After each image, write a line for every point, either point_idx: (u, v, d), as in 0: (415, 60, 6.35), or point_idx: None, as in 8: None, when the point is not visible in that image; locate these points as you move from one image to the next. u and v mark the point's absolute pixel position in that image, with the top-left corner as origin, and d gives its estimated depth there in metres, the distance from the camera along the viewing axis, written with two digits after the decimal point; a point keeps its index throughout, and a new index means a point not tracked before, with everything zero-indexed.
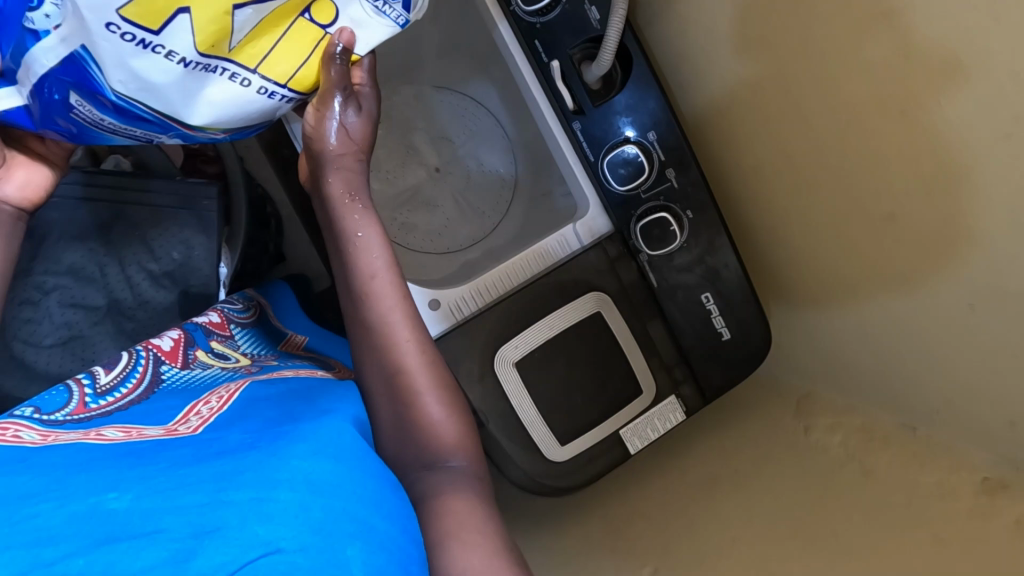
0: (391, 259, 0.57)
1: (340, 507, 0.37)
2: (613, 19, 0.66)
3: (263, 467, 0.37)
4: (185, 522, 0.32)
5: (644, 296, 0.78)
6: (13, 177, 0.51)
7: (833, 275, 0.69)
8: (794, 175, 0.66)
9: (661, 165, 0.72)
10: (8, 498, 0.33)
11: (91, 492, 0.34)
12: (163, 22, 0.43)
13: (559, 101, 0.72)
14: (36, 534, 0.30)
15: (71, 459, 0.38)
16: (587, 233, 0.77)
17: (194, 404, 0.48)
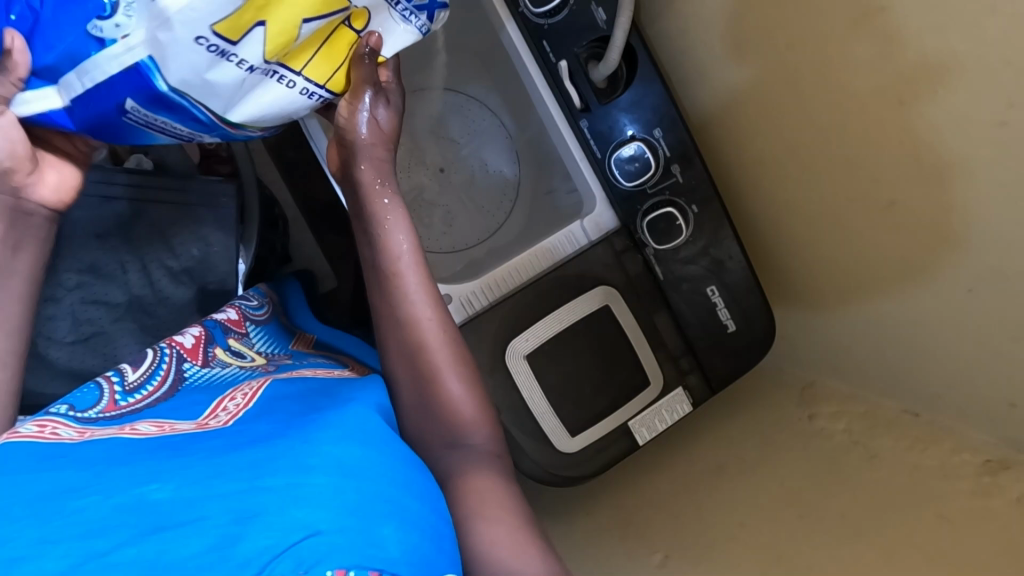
0: (415, 243, 0.59)
1: (370, 489, 0.38)
2: (620, 19, 0.67)
3: (297, 453, 0.39)
4: (229, 509, 0.33)
5: (651, 289, 0.80)
6: (48, 181, 0.53)
7: (834, 264, 0.71)
8: (798, 169, 0.68)
9: (666, 161, 0.74)
10: (50, 494, 0.34)
11: (132, 484, 0.35)
12: (242, 34, 0.46)
13: (566, 99, 0.74)
14: (84, 526, 0.32)
15: (111, 452, 0.39)
16: (594, 230, 0.79)
17: (220, 399, 0.49)
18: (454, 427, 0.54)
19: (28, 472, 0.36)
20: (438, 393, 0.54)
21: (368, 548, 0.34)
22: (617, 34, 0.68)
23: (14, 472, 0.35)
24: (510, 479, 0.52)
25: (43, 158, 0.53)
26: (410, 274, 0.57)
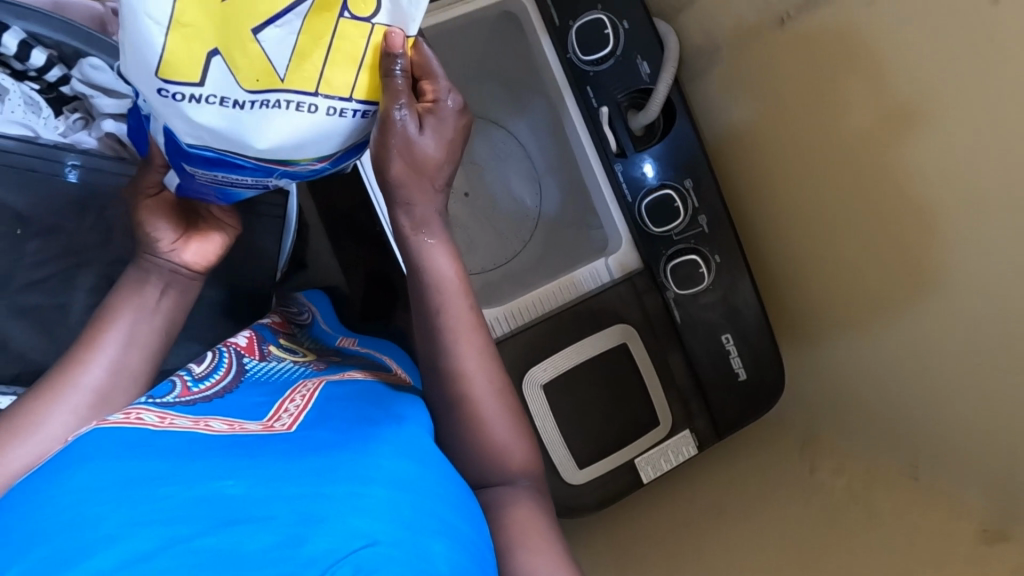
0: (463, 292, 0.56)
1: (423, 507, 0.40)
2: (663, 75, 0.72)
3: (357, 466, 0.41)
4: (300, 511, 0.35)
5: (668, 330, 0.82)
6: (190, 247, 0.58)
7: (845, 325, 0.74)
8: (822, 232, 0.71)
9: (694, 211, 0.77)
10: (132, 480, 0.35)
11: (209, 477, 0.37)
12: (201, 71, 0.38)
13: (602, 143, 0.78)
14: (167, 514, 0.33)
15: (186, 437, 0.41)
16: (618, 268, 0.82)
17: (281, 400, 0.50)
18: (484, 450, 0.56)
19: (117, 450, 0.37)
20: (472, 416, 0.56)
21: (424, 563, 0.35)
22: (658, 89, 0.72)
23: (101, 456, 0.37)
24: (534, 507, 0.54)
25: (193, 228, 0.58)
26: (454, 311, 0.56)
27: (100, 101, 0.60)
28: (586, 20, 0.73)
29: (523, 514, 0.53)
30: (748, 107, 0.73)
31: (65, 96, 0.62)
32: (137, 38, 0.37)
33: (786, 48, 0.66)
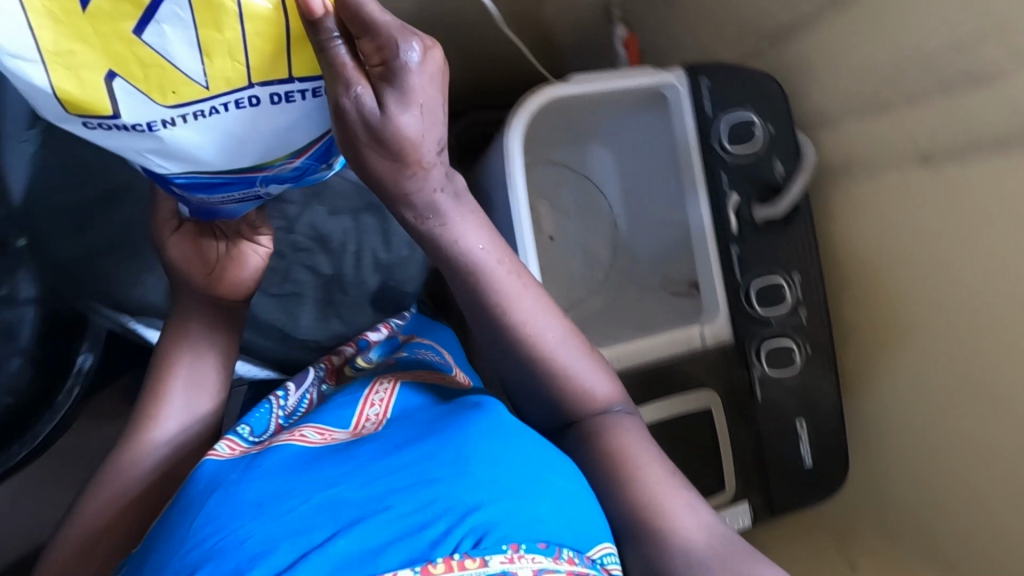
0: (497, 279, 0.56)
1: (522, 471, 0.50)
2: (798, 178, 0.81)
3: (445, 453, 0.50)
4: (406, 505, 0.46)
5: (748, 407, 0.87)
6: (223, 275, 0.64)
7: (913, 446, 0.78)
8: (912, 349, 0.76)
9: (796, 302, 0.84)
10: (264, 499, 0.47)
11: (324, 486, 0.47)
12: (109, 97, 0.41)
13: (723, 225, 0.86)
14: (300, 522, 0.45)
15: (288, 454, 0.51)
16: (711, 337, 0.87)
17: (366, 397, 0.60)
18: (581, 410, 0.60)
19: (229, 481, 0.49)
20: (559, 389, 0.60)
21: (539, 522, 0.47)
22: (792, 189, 0.81)
23: (234, 483, 0.48)
24: (636, 436, 0.59)
25: (222, 257, 0.63)
26: (501, 287, 0.56)
27: None
28: (738, 117, 0.83)
29: (631, 450, 0.57)
30: (866, 223, 0.79)
31: None
32: (26, 83, 0.39)
33: (918, 182, 0.72)
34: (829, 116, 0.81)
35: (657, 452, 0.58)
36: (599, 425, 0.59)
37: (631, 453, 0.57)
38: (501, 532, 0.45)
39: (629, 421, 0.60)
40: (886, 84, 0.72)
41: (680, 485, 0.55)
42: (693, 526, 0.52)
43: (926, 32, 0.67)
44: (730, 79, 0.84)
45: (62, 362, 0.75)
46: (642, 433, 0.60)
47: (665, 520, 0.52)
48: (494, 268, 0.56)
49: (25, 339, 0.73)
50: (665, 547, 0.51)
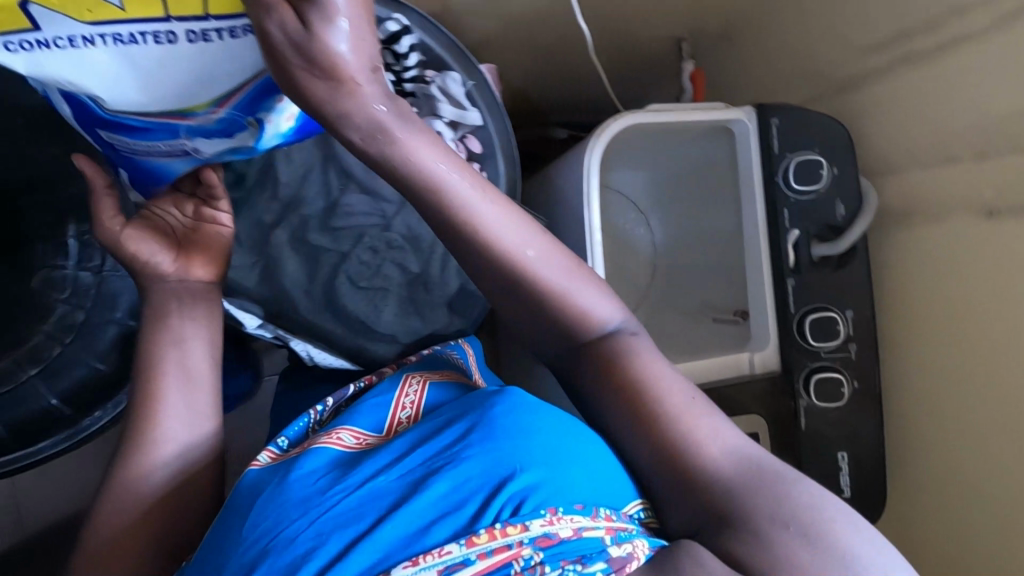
0: (475, 203, 0.59)
1: (549, 444, 0.57)
2: (860, 219, 0.85)
3: (472, 436, 0.58)
4: (443, 488, 0.55)
5: (792, 438, 0.89)
6: (191, 266, 0.69)
7: (948, 484, 0.82)
8: (958, 391, 0.80)
9: (848, 337, 0.88)
10: (312, 495, 0.56)
11: (363, 481, 0.56)
12: (28, 19, 0.48)
13: (781, 257, 0.90)
14: (345, 514, 0.55)
15: (327, 455, 0.60)
16: (760, 365, 0.92)
17: (396, 396, 0.67)
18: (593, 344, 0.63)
19: (272, 486, 0.58)
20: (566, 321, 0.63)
21: (570, 488, 0.55)
22: (852, 228, 0.85)
23: (284, 482, 0.58)
24: (643, 361, 0.61)
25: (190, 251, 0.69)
26: (471, 210, 0.59)
27: (443, 105, 0.70)
28: (805, 158, 0.87)
29: (648, 374, 0.60)
30: (920, 267, 0.84)
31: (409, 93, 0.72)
32: None
33: (976, 233, 0.76)
34: (892, 163, 0.86)
35: (677, 373, 0.61)
36: (609, 351, 0.62)
37: (646, 377, 0.60)
38: (538, 498, 0.53)
39: (641, 343, 0.63)
40: (952, 139, 0.77)
41: (698, 406, 0.59)
42: (717, 452, 0.56)
43: (996, 93, 0.72)
44: (800, 120, 0.88)
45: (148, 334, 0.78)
46: (659, 358, 0.62)
47: (687, 443, 0.57)
48: (472, 193, 0.59)
49: (121, 310, 0.77)
50: (693, 471, 0.56)
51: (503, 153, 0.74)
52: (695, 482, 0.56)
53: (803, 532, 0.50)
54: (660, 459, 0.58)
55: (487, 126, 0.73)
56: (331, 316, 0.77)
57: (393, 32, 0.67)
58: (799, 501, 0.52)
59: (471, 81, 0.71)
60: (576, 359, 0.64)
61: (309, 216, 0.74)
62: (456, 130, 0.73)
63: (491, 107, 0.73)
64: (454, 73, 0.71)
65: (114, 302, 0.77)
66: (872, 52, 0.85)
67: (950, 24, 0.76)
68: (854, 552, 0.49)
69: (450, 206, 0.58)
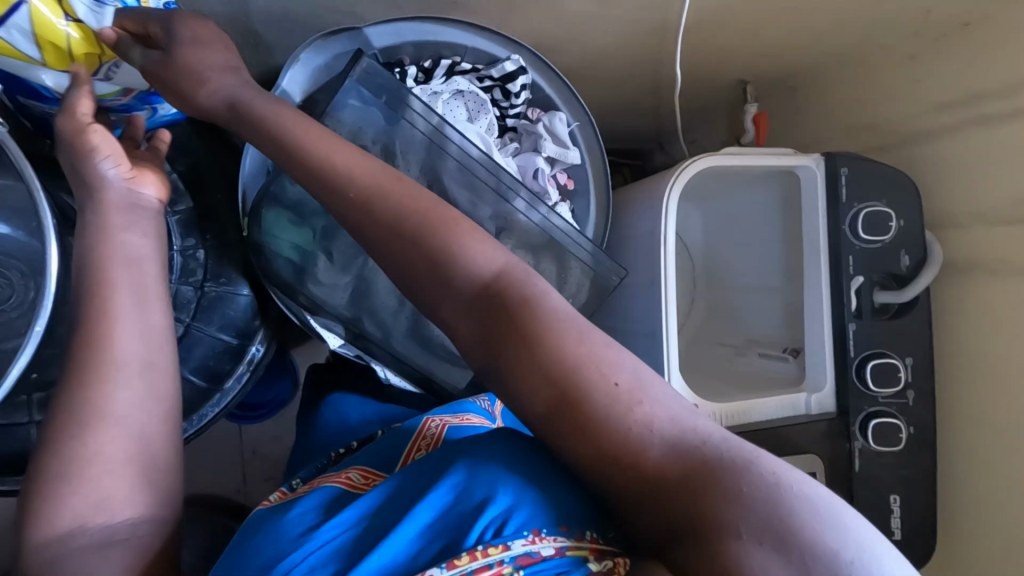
0: (372, 187, 0.59)
1: (537, 467, 0.51)
2: (925, 270, 0.87)
3: (458, 459, 0.52)
4: (425, 514, 0.49)
5: (845, 479, 0.91)
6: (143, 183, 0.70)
7: (999, 532, 0.84)
8: (1013, 441, 0.82)
9: (906, 383, 0.90)
10: (299, 533, 0.50)
11: (350, 516, 0.51)
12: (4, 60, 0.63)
13: (843, 302, 0.92)
14: (331, 552, 0.49)
15: (325, 493, 0.56)
16: (816, 405, 0.94)
17: (409, 445, 0.65)
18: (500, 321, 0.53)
19: (270, 521, 0.53)
20: (477, 305, 0.54)
21: (561, 512, 0.48)
22: (918, 280, 0.87)
23: (272, 520, 0.53)
24: (564, 337, 0.50)
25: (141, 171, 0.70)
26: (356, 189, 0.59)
27: (546, 143, 0.73)
28: (873, 208, 0.90)
29: (570, 352, 0.49)
30: (982, 322, 0.86)
31: (506, 128, 0.76)
32: None
33: None
34: (959, 219, 0.89)
35: (614, 350, 0.50)
36: (517, 328, 0.52)
37: (564, 355, 0.49)
38: (521, 518, 0.46)
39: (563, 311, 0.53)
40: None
41: (629, 390, 0.48)
42: (659, 443, 0.46)
43: None
44: (869, 172, 0.91)
45: (241, 349, 0.79)
46: (590, 327, 0.51)
47: (629, 435, 0.47)
48: (370, 179, 0.59)
49: (215, 323, 0.78)
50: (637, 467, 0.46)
51: (596, 193, 0.77)
52: (640, 478, 0.46)
53: (766, 535, 0.40)
54: (595, 459, 0.48)
55: (584, 165, 0.76)
56: (410, 337, 0.79)
57: (509, 72, 0.69)
58: (764, 491, 0.42)
59: (576, 122, 0.74)
60: (484, 334, 0.54)
61: None
62: (553, 166, 0.76)
63: (591, 147, 0.75)
64: (560, 113, 0.73)
65: (210, 317, 0.77)
66: (942, 111, 0.89)
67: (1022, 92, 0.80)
68: (835, 546, 0.39)
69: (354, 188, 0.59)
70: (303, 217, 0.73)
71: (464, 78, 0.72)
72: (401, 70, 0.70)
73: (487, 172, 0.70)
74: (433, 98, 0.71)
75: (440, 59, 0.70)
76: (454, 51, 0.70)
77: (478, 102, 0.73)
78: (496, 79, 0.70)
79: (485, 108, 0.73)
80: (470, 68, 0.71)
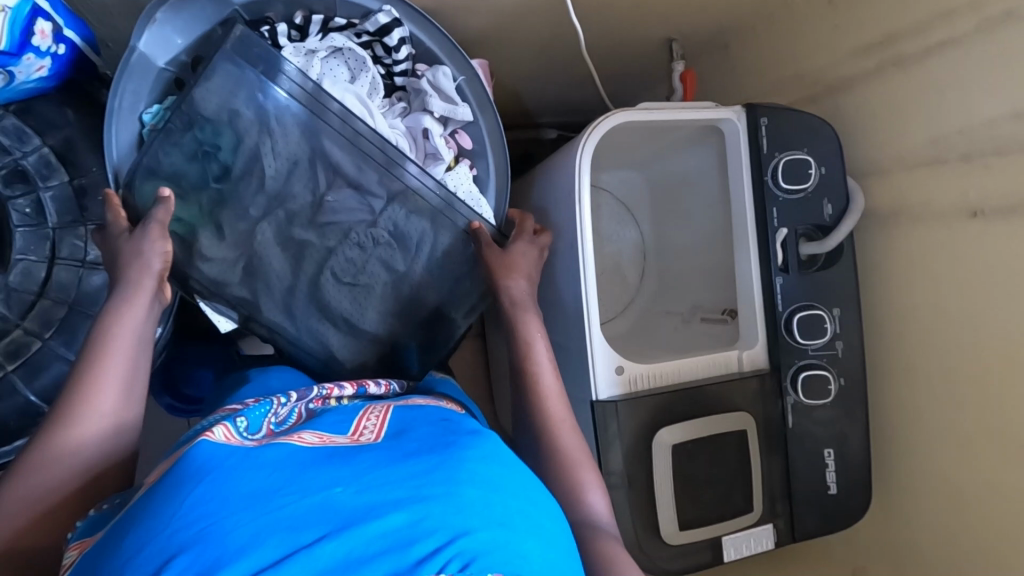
0: (532, 305, 0.74)
1: (515, 502, 0.46)
2: (847, 219, 0.86)
3: (445, 470, 0.47)
4: (398, 516, 0.42)
5: (778, 434, 0.90)
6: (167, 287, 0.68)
7: (927, 477, 0.84)
8: (937, 387, 0.81)
9: (834, 335, 0.89)
10: (256, 492, 0.42)
11: (318, 486, 0.44)
12: None
13: (769, 256, 0.90)
14: (288, 520, 0.41)
15: (282, 452, 0.47)
16: (748, 363, 0.92)
17: (359, 417, 0.56)
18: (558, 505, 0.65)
19: (224, 468, 0.44)
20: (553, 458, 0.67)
21: (531, 562, 0.43)
22: (840, 228, 0.86)
23: (228, 467, 0.44)
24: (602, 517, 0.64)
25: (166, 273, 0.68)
26: (514, 301, 0.73)
27: (433, 100, 0.74)
28: (793, 157, 0.88)
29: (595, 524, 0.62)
30: (905, 268, 0.85)
31: (394, 87, 0.77)
32: None
33: (962, 233, 0.77)
34: (879, 167, 0.87)
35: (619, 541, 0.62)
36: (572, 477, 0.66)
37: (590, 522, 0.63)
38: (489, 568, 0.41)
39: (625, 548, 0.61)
40: (940, 141, 0.78)
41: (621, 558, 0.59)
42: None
43: (976, 94, 0.74)
44: (787, 120, 0.88)
45: None
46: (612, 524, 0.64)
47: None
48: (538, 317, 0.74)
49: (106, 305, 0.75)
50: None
51: (492, 150, 0.78)
52: None
53: None
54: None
55: (477, 122, 0.77)
56: (307, 309, 0.77)
57: (384, 25, 0.70)
58: None
59: (462, 76, 0.74)
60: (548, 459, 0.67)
61: (295, 210, 0.72)
62: (447, 125, 0.77)
63: (480, 101, 0.76)
64: (446, 68, 0.74)
65: (95, 299, 0.72)
66: (860, 56, 0.86)
67: (934, 28, 0.77)
68: None
69: (510, 303, 0.74)
70: (182, 190, 0.69)
71: (341, 34, 0.72)
72: (270, 28, 0.70)
73: (375, 143, 0.70)
74: (309, 58, 0.71)
75: (312, 15, 0.71)
76: (326, 5, 0.71)
77: (357, 60, 0.73)
78: (372, 35, 0.71)
79: (366, 66, 0.73)
80: (345, 23, 0.72)
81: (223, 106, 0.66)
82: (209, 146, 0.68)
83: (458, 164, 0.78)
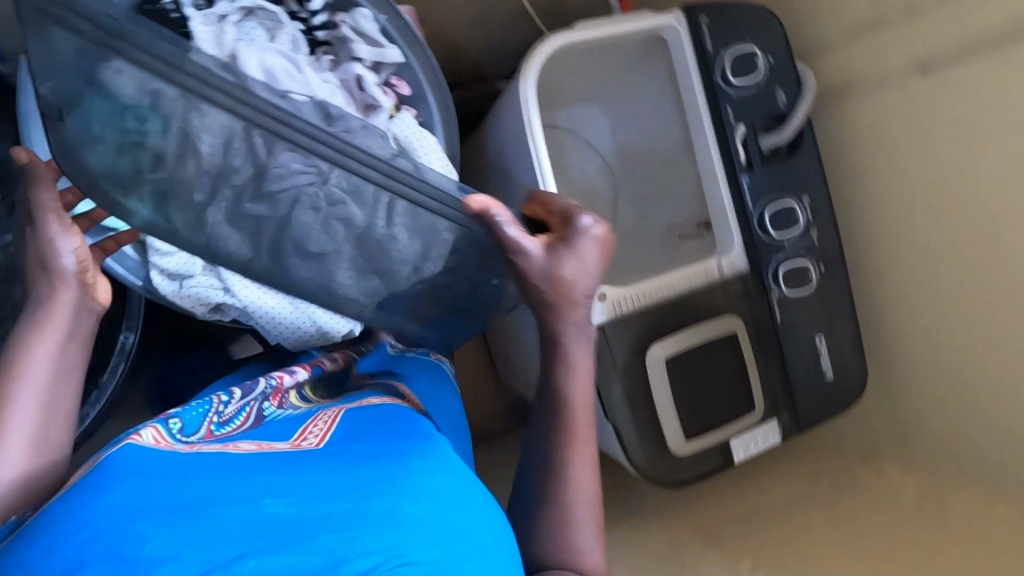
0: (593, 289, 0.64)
1: (462, 522, 0.46)
2: (802, 104, 0.85)
3: (390, 484, 0.46)
4: (331, 532, 0.41)
5: (769, 332, 0.90)
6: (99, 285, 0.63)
7: (918, 342, 0.86)
8: (916, 251, 0.82)
9: (808, 224, 0.88)
10: (179, 503, 0.40)
11: (251, 495, 0.43)
12: None
13: (731, 156, 0.88)
14: (213, 535, 0.39)
15: (216, 459, 0.46)
16: (727, 268, 0.89)
17: (307, 424, 0.57)
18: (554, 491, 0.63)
19: (150, 473, 0.43)
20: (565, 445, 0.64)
21: None
22: (796, 114, 0.85)
23: (153, 475, 0.42)
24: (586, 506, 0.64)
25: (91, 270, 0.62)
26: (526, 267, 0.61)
27: (359, 45, 0.74)
28: (737, 50, 0.86)
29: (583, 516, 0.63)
30: (866, 141, 0.84)
31: (318, 42, 0.77)
32: None
33: (917, 92, 0.76)
34: (827, 42, 0.85)
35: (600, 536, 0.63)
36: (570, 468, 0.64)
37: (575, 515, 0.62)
38: None
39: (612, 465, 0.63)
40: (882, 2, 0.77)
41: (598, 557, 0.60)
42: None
43: None
44: (725, 14, 0.86)
45: (109, 339, 0.77)
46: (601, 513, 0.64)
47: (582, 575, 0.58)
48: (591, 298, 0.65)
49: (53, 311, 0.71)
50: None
51: (432, 91, 0.78)
52: None
53: None
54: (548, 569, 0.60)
55: (409, 62, 0.76)
56: (278, 287, 0.73)
57: None
58: None
59: (383, 14, 0.73)
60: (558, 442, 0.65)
61: (240, 184, 0.64)
62: (380, 72, 0.76)
63: (408, 38, 0.75)
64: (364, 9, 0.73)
65: None
66: None
67: None
68: None
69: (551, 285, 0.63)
70: (121, 184, 0.60)
71: None
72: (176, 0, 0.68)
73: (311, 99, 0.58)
74: (221, 24, 0.70)
75: None
76: None
77: (271, 18, 0.73)
78: None
79: (283, 24, 0.73)
80: None
81: (142, 88, 0.54)
82: (137, 133, 0.57)
83: (399, 112, 0.77)
